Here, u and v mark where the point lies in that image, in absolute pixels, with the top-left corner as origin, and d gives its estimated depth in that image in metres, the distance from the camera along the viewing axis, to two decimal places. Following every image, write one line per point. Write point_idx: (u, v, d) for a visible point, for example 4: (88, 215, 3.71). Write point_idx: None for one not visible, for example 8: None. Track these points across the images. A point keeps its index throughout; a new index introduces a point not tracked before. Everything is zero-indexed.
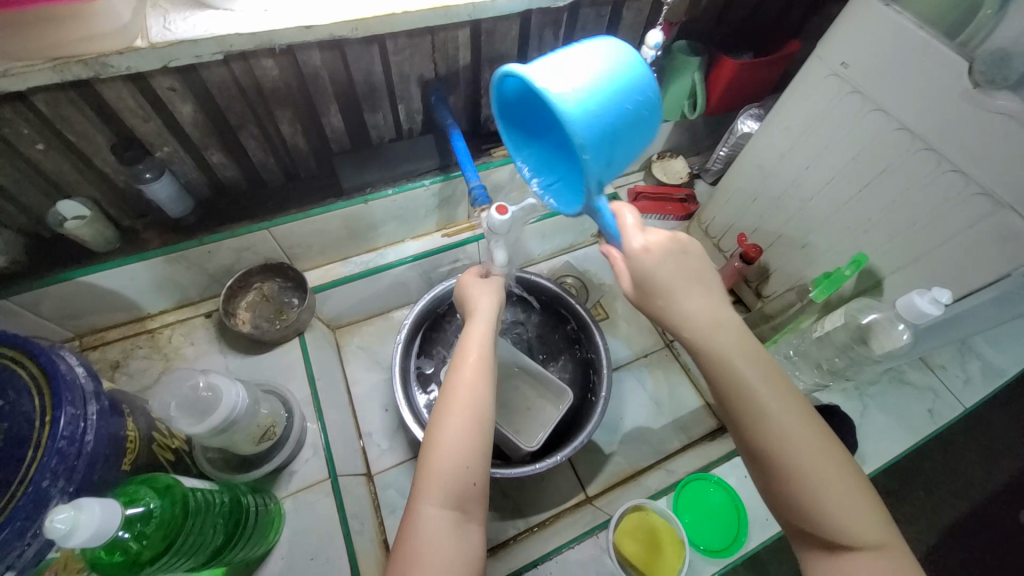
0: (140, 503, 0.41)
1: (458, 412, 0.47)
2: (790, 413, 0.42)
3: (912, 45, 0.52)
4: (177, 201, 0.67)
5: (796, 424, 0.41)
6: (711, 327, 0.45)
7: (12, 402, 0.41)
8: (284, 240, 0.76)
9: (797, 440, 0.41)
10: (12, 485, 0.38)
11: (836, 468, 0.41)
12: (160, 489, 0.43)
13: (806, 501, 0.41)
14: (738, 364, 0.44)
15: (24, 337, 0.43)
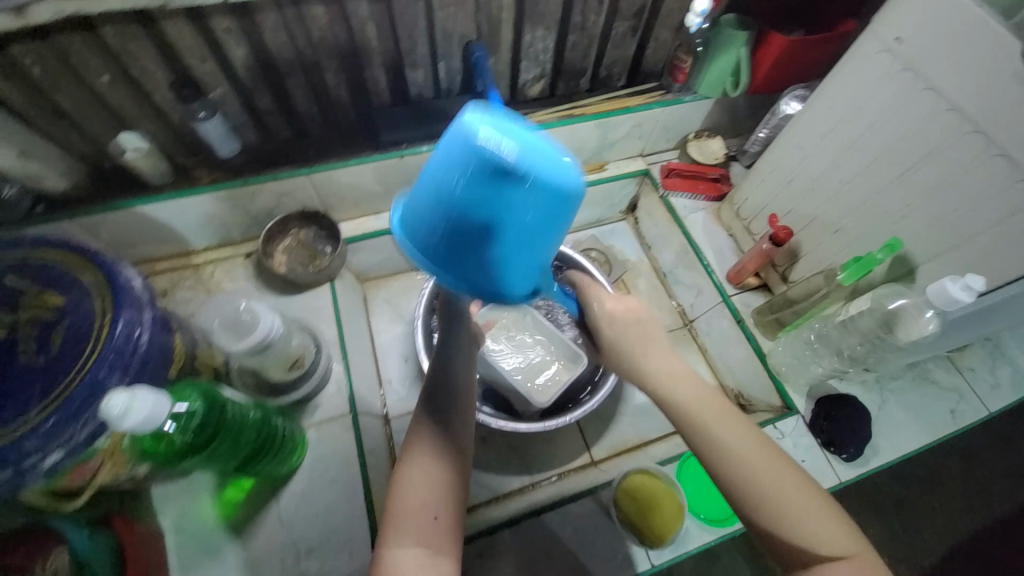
0: (186, 402, 0.45)
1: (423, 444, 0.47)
2: (735, 429, 0.45)
3: (972, 21, 0.50)
4: (226, 142, 0.70)
5: (743, 440, 0.44)
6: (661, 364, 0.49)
7: (75, 301, 0.45)
8: (322, 188, 0.79)
9: (748, 456, 0.44)
10: (69, 372, 0.42)
11: (793, 479, 0.43)
12: (203, 394, 0.47)
13: (777, 527, 0.42)
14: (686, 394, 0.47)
15: (92, 248, 0.47)
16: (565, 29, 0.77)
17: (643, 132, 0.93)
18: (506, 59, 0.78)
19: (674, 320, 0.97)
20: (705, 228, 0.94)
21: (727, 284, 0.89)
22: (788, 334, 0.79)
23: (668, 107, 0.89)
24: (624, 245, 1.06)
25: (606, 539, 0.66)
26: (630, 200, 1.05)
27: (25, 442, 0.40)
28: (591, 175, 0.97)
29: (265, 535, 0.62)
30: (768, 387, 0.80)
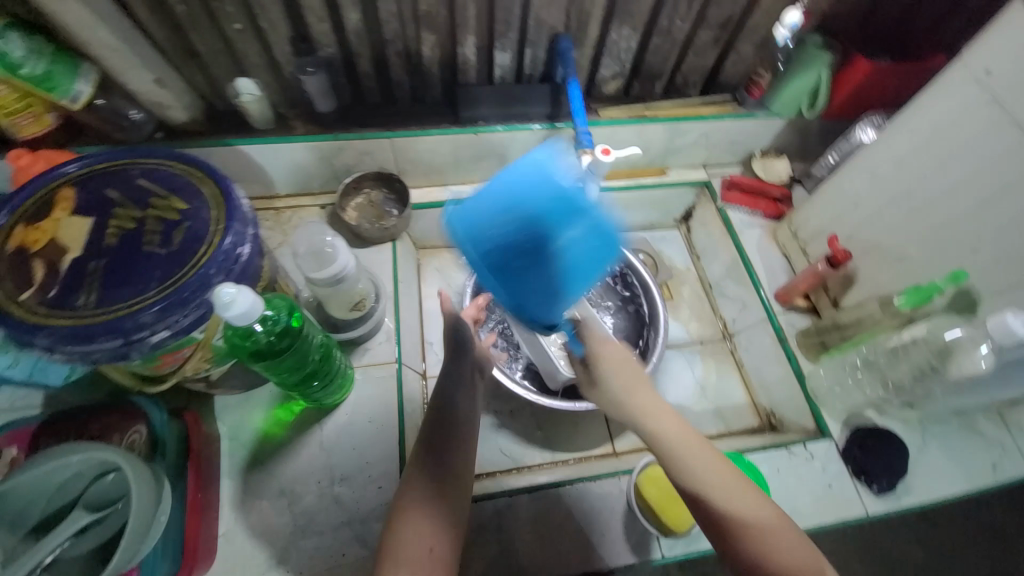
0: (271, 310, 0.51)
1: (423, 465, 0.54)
2: (711, 465, 0.48)
3: None
4: (325, 97, 0.77)
5: (719, 474, 0.48)
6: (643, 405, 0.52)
7: (195, 208, 0.51)
8: (399, 153, 0.85)
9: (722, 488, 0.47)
10: (184, 265, 0.48)
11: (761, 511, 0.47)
12: (283, 308, 0.53)
13: (746, 550, 0.46)
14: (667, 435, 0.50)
15: (212, 165, 0.54)
16: (649, 32, 0.80)
17: (710, 142, 0.95)
18: (588, 54, 0.82)
19: (715, 333, 0.96)
20: (758, 244, 0.94)
21: (775, 303, 0.88)
22: (833, 358, 0.79)
23: (739, 120, 0.90)
24: (673, 252, 1.06)
25: (621, 525, 0.67)
26: (686, 208, 1.06)
27: (142, 317, 0.46)
28: (650, 178, 0.98)
29: (307, 455, 0.67)
30: (804, 408, 0.80)
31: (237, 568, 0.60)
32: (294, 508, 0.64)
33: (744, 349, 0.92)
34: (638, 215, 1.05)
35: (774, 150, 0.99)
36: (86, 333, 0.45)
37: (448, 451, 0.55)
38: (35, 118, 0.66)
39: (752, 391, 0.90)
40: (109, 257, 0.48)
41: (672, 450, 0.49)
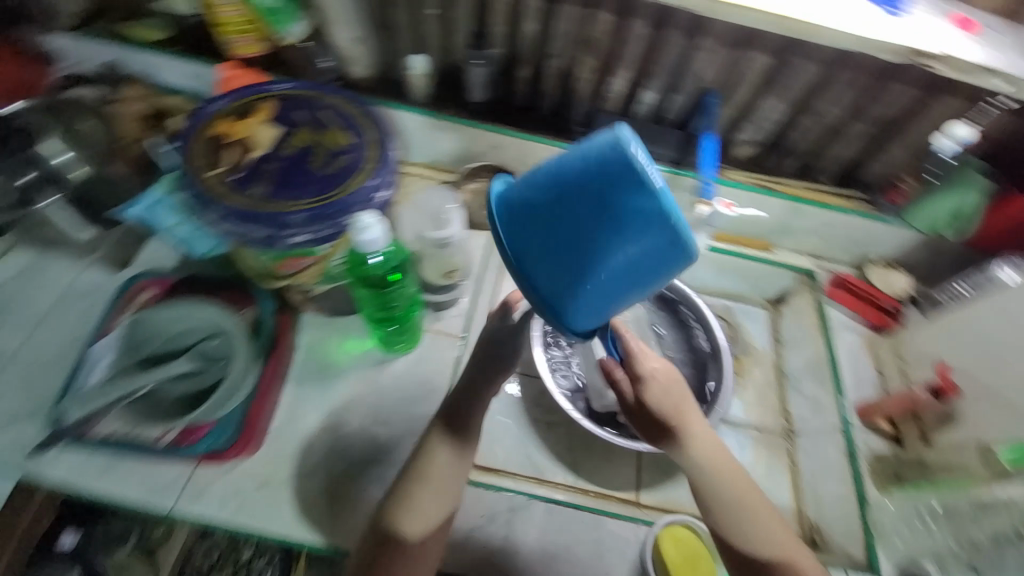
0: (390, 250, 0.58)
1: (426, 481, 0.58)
2: (733, 476, 0.59)
3: None
4: (479, 88, 0.86)
5: (741, 482, 0.59)
6: (682, 420, 0.60)
7: (358, 145, 0.59)
8: (524, 155, 0.90)
9: (739, 491, 0.59)
10: (336, 188, 0.56)
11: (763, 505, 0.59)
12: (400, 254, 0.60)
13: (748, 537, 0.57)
14: (699, 452, 0.59)
15: (381, 116, 0.62)
16: (797, 109, 0.82)
17: (829, 233, 0.91)
18: (730, 115, 0.84)
19: (779, 425, 0.86)
20: (851, 351, 0.90)
21: (853, 415, 0.83)
22: (907, 493, 0.73)
23: (868, 220, 0.87)
24: (755, 331, 0.96)
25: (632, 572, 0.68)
26: (780, 291, 0.97)
27: (291, 219, 0.54)
28: (752, 250, 0.95)
29: (361, 391, 0.72)
30: (855, 533, 0.73)
31: (268, 467, 0.65)
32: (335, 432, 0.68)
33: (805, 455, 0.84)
34: (729, 281, 0.98)
35: (895, 262, 0.93)
36: (248, 215, 0.53)
37: (427, 481, 0.58)
38: (251, 44, 0.79)
39: (807, 501, 0.79)
40: (284, 163, 0.57)
41: (704, 456, 0.59)
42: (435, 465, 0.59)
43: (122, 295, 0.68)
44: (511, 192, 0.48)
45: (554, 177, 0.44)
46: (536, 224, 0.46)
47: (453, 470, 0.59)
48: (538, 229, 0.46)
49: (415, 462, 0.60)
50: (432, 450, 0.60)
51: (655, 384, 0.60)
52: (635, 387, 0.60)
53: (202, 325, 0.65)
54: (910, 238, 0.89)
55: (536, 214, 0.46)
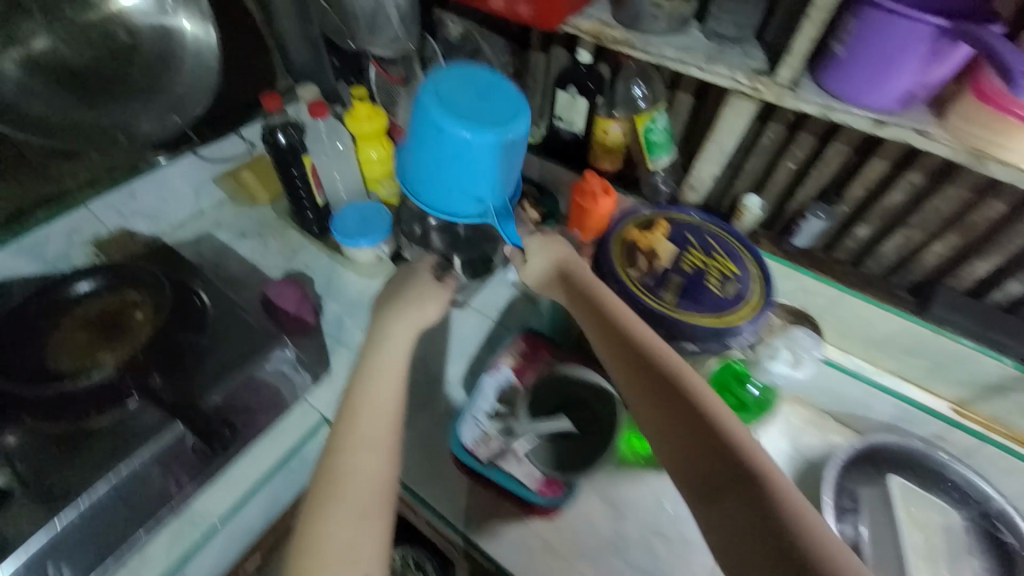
0: None
1: (363, 415, 0.60)
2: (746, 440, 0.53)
3: None
4: (809, 236, 0.86)
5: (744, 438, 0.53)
6: (719, 417, 0.54)
7: (744, 277, 0.65)
8: (837, 308, 0.86)
9: (787, 492, 0.49)
10: (728, 313, 0.61)
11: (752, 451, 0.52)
12: None
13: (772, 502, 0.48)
14: (714, 408, 0.55)
15: (765, 261, 0.67)
16: None
17: None
18: None
19: None
20: None
21: None
22: None
23: None
24: None
25: None
26: None
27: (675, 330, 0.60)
28: None
29: (646, 493, 0.73)
30: None
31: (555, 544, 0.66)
32: (620, 526, 0.70)
33: None
34: None
35: None
36: (656, 318, 0.60)
37: (384, 370, 0.64)
38: (614, 162, 0.96)
39: None
40: (683, 277, 0.64)
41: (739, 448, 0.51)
42: (377, 369, 0.64)
43: (506, 345, 0.75)
44: (419, 164, 0.71)
45: (435, 130, 0.68)
46: (436, 173, 0.70)
47: (391, 364, 0.64)
48: (440, 175, 0.70)
49: (364, 362, 0.65)
50: (384, 343, 0.66)
51: (671, 367, 0.57)
52: (663, 380, 0.57)
53: (596, 395, 0.72)
54: None
55: (453, 154, 0.67)
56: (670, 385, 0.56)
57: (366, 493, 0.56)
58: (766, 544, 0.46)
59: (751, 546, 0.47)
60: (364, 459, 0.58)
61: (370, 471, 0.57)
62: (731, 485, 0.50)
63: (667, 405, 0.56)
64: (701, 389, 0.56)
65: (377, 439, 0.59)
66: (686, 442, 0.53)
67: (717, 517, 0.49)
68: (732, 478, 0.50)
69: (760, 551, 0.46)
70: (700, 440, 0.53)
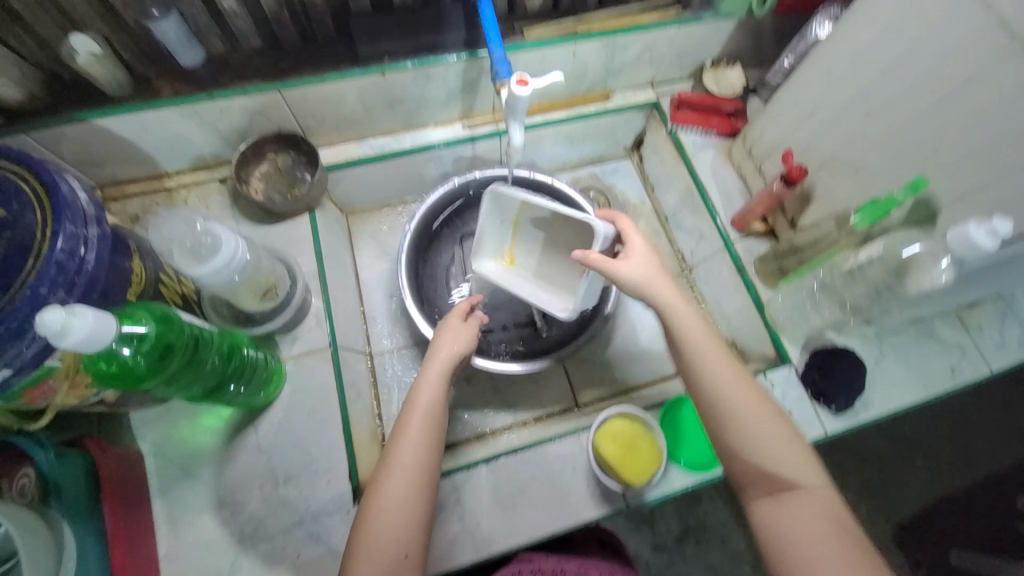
0: (139, 324, 0.42)
1: (400, 474, 0.51)
2: (752, 411, 0.51)
3: None
4: (186, 48, 0.64)
5: (752, 406, 0.51)
6: (754, 411, 0.51)
7: (15, 213, 0.42)
8: (298, 108, 0.72)
9: (754, 417, 0.51)
10: (11, 288, 0.40)
11: (761, 412, 0.51)
12: (158, 317, 0.45)
13: (758, 460, 0.50)
14: (738, 397, 0.51)
15: (34, 157, 0.44)
16: None
17: (654, 57, 0.84)
18: None
19: (673, 267, 0.91)
20: (712, 168, 0.86)
21: (731, 229, 0.82)
22: (790, 284, 0.74)
23: (683, 26, 0.79)
24: (626, 185, 0.99)
25: (584, 481, 0.64)
26: (636, 135, 0.97)
27: None
28: (593, 105, 0.88)
29: (243, 460, 0.62)
30: (764, 336, 0.76)
31: None
32: (239, 514, 0.60)
33: (703, 282, 0.88)
34: (586, 148, 0.97)
35: (726, 57, 0.88)
36: None
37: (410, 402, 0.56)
38: None
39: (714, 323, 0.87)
40: None
41: (736, 425, 0.51)
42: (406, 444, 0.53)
43: None
44: None
45: None
46: None
47: (417, 430, 0.54)
48: None
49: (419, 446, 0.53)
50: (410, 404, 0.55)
51: (721, 386, 0.52)
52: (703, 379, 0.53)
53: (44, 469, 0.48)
54: (728, 28, 0.82)
55: None
56: (744, 404, 0.51)
57: (416, 480, 0.51)
58: (753, 454, 0.50)
59: (752, 431, 0.50)
60: (423, 428, 0.54)
61: (423, 448, 0.53)
62: (751, 438, 0.50)
63: (727, 394, 0.52)
64: (751, 415, 0.51)
65: (429, 407, 0.55)
66: (730, 386, 0.52)
67: (716, 404, 0.52)
68: (722, 394, 0.52)
69: (748, 427, 0.50)
70: (782, 436, 0.50)
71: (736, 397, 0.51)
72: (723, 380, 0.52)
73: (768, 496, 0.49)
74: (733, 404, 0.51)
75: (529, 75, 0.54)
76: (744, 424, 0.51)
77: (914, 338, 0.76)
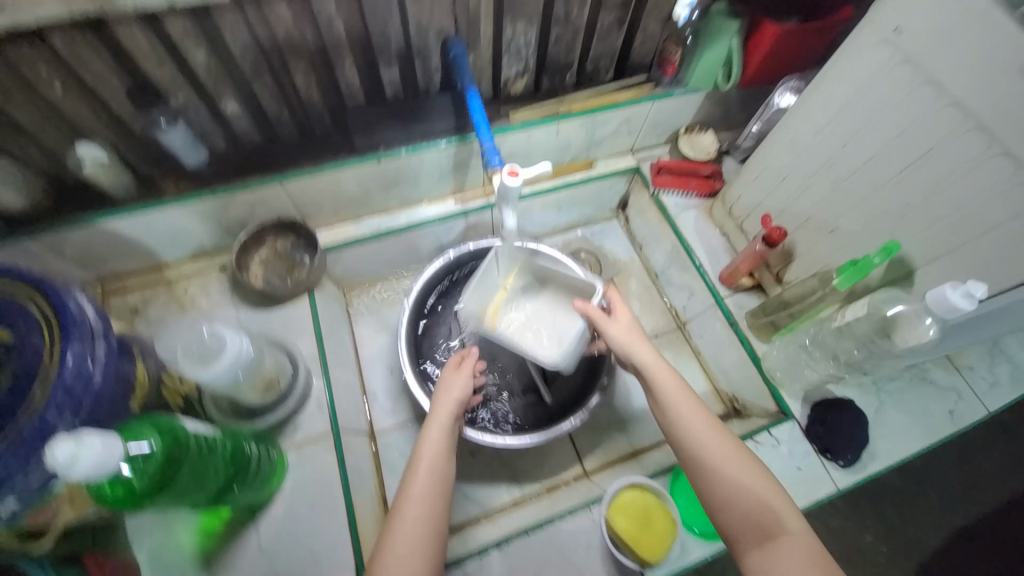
0: (142, 441, 0.42)
1: (402, 542, 0.49)
2: (728, 455, 0.52)
3: (992, 48, 0.46)
4: (191, 151, 0.67)
5: (728, 450, 0.52)
6: (731, 454, 0.52)
7: (22, 337, 0.42)
8: (297, 196, 0.75)
9: (734, 462, 0.51)
10: (19, 414, 0.40)
11: (737, 456, 0.52)
12: (162, 431, 0.44)
13: (741, 502, 0.49)
14: (713, 440, 0.53)
15: (41, 276, 0.44)
16: (547, 24, 0.72)
17: (632, 128, 0.89)
18: (488, 57, 0.74)
19: (667, 323, 0.93)
20: (696, 227, 0.90)
21: (720, 286, 0.85)
22: (784, 338, 0.76)
23: (656, 102, 0.85)
24: (615, 245, 1.02)
25: (599, 560, 0.63)
26: (620, 197, 1.02)
27: None
28: (578, 173, 0.93)
29: (245, 563, 0.60)
30: (763, 391, 0.77)
31: None
32: None
33: (698, 337, 0.90)
34: (574, 212, 1.01)
35: (698, 124, 0.94)
36: None
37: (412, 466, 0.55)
38: None
39: (713, 377, 0.88)
40: None
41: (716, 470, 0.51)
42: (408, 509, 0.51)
43: None
44: None
45: None
46: None
47: (420, 491, 0.52)
48: None
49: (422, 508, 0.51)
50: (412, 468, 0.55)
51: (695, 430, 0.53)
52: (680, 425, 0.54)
53: None
54: (699, 99, 0.89)
55: None
56: (722, 447, 0.52)
57: (422, 546, 0.49)
58: (734, 498, 0.50)
59: (730, 473, 0.51)
60: (427, 491, 0.52)
61: (434, 511, 0.51)
62: (735, 484, 0.50)
63: (703, 438, 0.53)
64: (731, 457, 0.52)
65: (430, 467, 0.54)
66: (704, 429, 0.53)
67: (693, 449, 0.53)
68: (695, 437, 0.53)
69: (727, 470, 0.51)
70: (762, 477, 0.51)
71: (711, 440, 0.53)
72: (696, 425, 0.54)
73: (757, 544, 0.48)
74: (711, 446, 0.52)
75: (519, 167, 0.58)
76: (721, 468, 0.51)
77: (910, 384, 0.78)
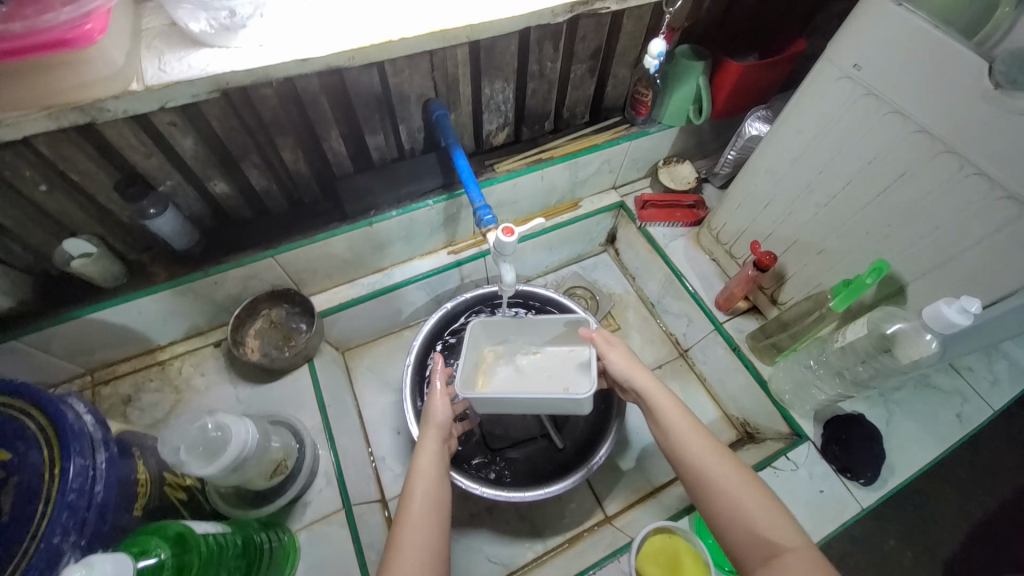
0: (152, 554, 0.40)
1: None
2: (726, 469, 0.50)
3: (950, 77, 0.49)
4: (181, 234, 0.66)
5: (726, 465, 0.51)
6: (729, 468, 0.50)
7: (20, 456, 0.40)
8: (290, 266, 0.75)
9: (732, 477, 0.50)
10: (20, 541, 0.38)
11: (737, 471, 0.50)
12: (171, 540, 0.42)
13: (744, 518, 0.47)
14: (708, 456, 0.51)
15: (35, 387, 0.43)
16: (523, 79, 0.75)
17: (613, 167, 0.92)
18: (469, 114, 0.76)
19: (669, 352, 0.94)
20: (686, 255, 0.92)
21: (717, 311, 0.86)
22: (787, 359, 0.76)
23: (633, 140, 0.88)
24: (608, 278, 1.04)
25: None
26: (608, 232, 1.04)
27: None
28: (566, 214, 0.95)
29: None
30: (774, 414, 0.77)
31: None
32: None
33: (701, 363, 0.90)
34: (564, 251, 1.02)
35: (675, 156, 0.97)
36: None
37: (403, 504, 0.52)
38: None
39: (721, 403, 0.88)
40: None
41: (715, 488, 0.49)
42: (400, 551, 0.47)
43: None
44: None
45: None
46: None
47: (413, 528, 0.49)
48: None
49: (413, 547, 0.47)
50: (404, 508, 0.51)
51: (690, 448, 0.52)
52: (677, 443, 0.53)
53: None
54: (673, 133, 0.92)
55: None
56: (720, 461, 0.51)
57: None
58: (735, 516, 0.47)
59: (730, 486, 0.49)
60: (419, 529, 0.49)
61: (428, 547, 0.48)
62: (735, 499, 0.48)
63: (699, 454, 0.52)
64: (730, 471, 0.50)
65: (421, 504, 0.51)
66: (699, 445, 0.52)
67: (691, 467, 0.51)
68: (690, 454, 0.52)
69: (726, 484, 0.49)
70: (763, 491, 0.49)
71: (708, 456, 0.51)
72: (691, 443, 0.53)
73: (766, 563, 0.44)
74: (707, 460, 0.51)
75: (513, 224, 0.59)
76: (718, 484, 0.49)
77: (915, 391, 0.78)
